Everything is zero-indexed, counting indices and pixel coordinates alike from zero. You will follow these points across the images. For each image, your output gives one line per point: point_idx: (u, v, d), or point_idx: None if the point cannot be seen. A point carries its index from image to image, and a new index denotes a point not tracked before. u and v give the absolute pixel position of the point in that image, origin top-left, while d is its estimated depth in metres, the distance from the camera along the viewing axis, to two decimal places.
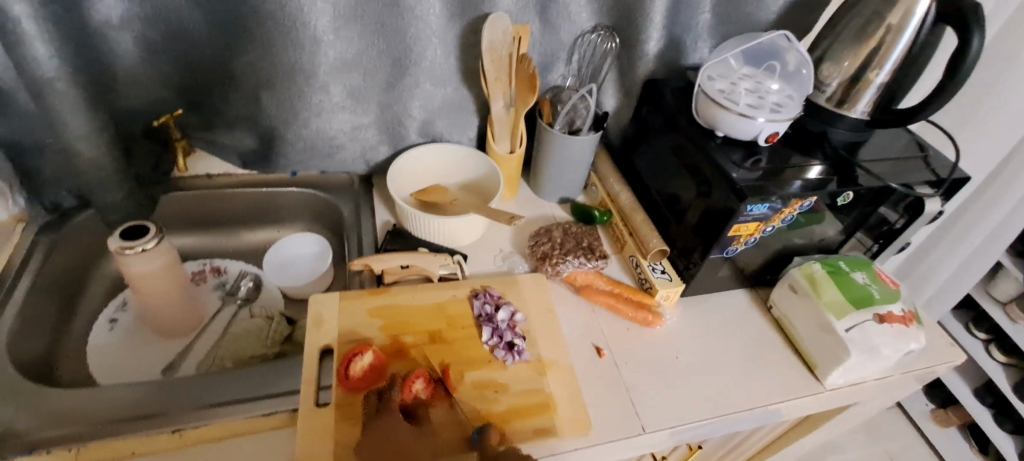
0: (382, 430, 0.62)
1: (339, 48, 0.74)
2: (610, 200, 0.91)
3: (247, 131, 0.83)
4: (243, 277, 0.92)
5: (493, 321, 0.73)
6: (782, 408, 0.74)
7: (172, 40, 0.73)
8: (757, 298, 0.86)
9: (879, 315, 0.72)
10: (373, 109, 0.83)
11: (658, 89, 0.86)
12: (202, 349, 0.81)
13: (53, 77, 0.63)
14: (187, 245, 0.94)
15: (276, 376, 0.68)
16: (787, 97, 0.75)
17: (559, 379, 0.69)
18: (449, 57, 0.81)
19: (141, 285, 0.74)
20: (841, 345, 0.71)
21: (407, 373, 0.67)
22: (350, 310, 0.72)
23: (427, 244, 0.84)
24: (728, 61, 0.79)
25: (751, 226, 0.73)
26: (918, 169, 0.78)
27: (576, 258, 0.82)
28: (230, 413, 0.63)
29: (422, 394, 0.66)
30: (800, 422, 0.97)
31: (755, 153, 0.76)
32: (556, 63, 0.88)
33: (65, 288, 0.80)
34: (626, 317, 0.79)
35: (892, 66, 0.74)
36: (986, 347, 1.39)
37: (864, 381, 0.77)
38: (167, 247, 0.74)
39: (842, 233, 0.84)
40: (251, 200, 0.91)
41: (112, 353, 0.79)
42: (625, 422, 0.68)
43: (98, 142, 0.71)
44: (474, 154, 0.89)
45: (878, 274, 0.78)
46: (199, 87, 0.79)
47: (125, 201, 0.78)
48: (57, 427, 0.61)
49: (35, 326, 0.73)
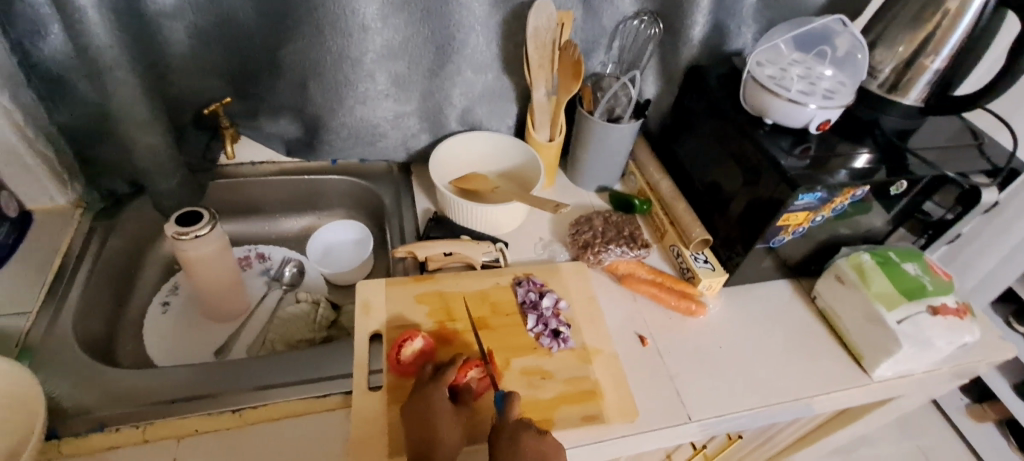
0: (424, 401, 0.60)
1: (386, 35, 0.75)
2: (649, 189, 0.90)
3: (292, 120, 0.85)
4: (287, 263, 0.94)
5: (538, 308, 0.73)
6: (828, 400, 0.74)
7: (223, 28, 0.75)
8: (801, 289, 0.85)
9: (933, 307, 0.71)
10: (416, 96, 0.84)
11: (701, 76, 0.85)
12: (251, 333, 0.84)
13: (114, 64, 0.67)
14: (234, 231, 0.97)
15: (327, 359, 0.70)
16: (839, 84, 0.74)
17: (604, 366, 0.70)
18: (491, 44, 0.81)
19: (196, 268, 0.75)
20: (892, 337, 0.70)
21: (466, 359, 0.67)
22: (396, 296, 0.73)
23: (470, 232, 0.84)
24: (777, 47, 0.77)
25: (801, 216, 0.72)
26: (973, 158, 0.76)
27: (618, 246, 0.83)
28: (286, 395, 0.65)
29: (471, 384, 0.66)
30: (833, 417, 0.95)
31: (804, 141, 0.74)
32: (598, 50, 0.88)
33: (123, 271, 0.83)
34: (668, 306, 0.79)
35: (949, 52, 0.72)
36: None
37: (911, 374, 0.76)
38: (221, 234, 0.75)
39: (890, 224, 0.82)
40: (294, 187, 0.94)
41: (167, 335, 0.82)
42: (670, 410, 0.68)
43: (155, 132, 0.75)
44: (513, 143, 0.89)
45: (930, 265, 0.77)
46: (247, 76, 0.80)
47: (179, 188, 0.82)
48: (119, 406, 0.63)
49: (97, 308, 0.77)
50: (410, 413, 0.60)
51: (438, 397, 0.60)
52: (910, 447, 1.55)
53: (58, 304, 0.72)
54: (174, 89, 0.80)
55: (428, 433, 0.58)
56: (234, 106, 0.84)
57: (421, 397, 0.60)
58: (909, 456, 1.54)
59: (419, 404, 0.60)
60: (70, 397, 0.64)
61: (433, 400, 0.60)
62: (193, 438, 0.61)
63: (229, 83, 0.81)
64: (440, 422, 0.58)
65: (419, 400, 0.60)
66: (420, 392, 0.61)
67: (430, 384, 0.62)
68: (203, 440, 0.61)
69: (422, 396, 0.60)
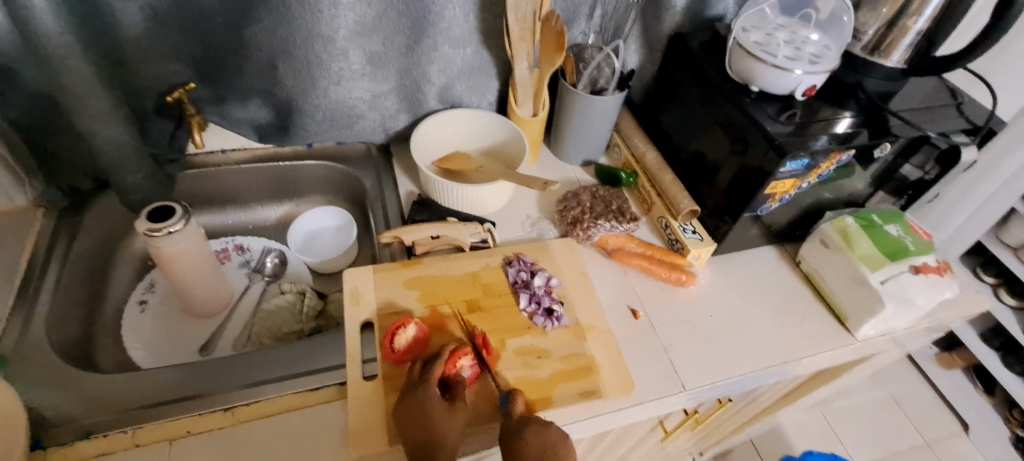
0: (417, 402, 0.58)
1: (358, 11, 0.72)
2: (635, 161, 0.89)
3: (263, 104, 0.81)
4: (268, 254, 0.92)
5: (530, 287, 0.73)
6: (815, 360, 0.75)
7: (182, 8, 0.69)
8: (786, 254, 0.86)
9: (914, 267, 0.73)
10: (392, 75, 0.81)
11: (685, 44, 0.83)
12: (235, 327, 0.82)
13: (65, 54, 0.63)
14: (208, 224, 0.93)
15: (318, 351, 0.69)
16: (825, 48, 0.73)
17: (599, 341, 0.70)
18: (469, 17, 0.78)
19: (173, 263, 0.72)
20: (876, 296, 0.72)
21: (455, 348, 0.65)
22: (385, 282, 0.72)
23: (456, 213, 0.82)
24: (763, 12, 0.77)
25: (788, 183, 0.72)
26: (952, 117, 0.77)
27: (608, 221, 0.82)
28: (278, 390, 0.64)
29: (464, 373, 0.64)
30: (814, 377, 0.96)
31: (790, 107, 0.74)
32: (578, 20, 0.86)
33: (93, 271, 0.80)
34: (659, 278, 0.79)
35: (932, 12, 0.70)
36: (995, 291, 1.40)
37: (893, 331, 0.79)
38: (196, 227, 0.72)
39: (870, 187, 0.83)
40: (269, 175, 0.91)
41: (147, 333, 0.80)
42: (665, 381, 0.69)
43: (117, 122, 0.71)
44: (496, 119, 0.86)
45: (911, 225, 0.79)
46: (211, 59, 0.75)
47: (146, 181, 0.78)
48: (101, 413, 0.61)
49: (68, 311, 0.73)
50: (405, 417, 0.58)
51: (430, 399, 0.58)
52: (883, 396, 1.63)
53: (28, 309, 0.69)
54: (134, 76, 0.75)
55: (427, 434, 0.56)
56: (200, 91, 0.79)
57: (415, 400, 0.59)
58: (883, 403, 1.62)
59: (413, 405, 0.58)
60: (52, 406, 0.61)
61: (427, 401, 0.58)
62: (186, 440, 0.59)
63: (194, 67, 0.76)
64: (438, 422, 0.57)
65: (410, 402, 0.59)
66: (413, 396, 0.59)
67: (420, 385, 0.60)
68: (196, 442, 0.59)
69: (415, 397, 0.59)
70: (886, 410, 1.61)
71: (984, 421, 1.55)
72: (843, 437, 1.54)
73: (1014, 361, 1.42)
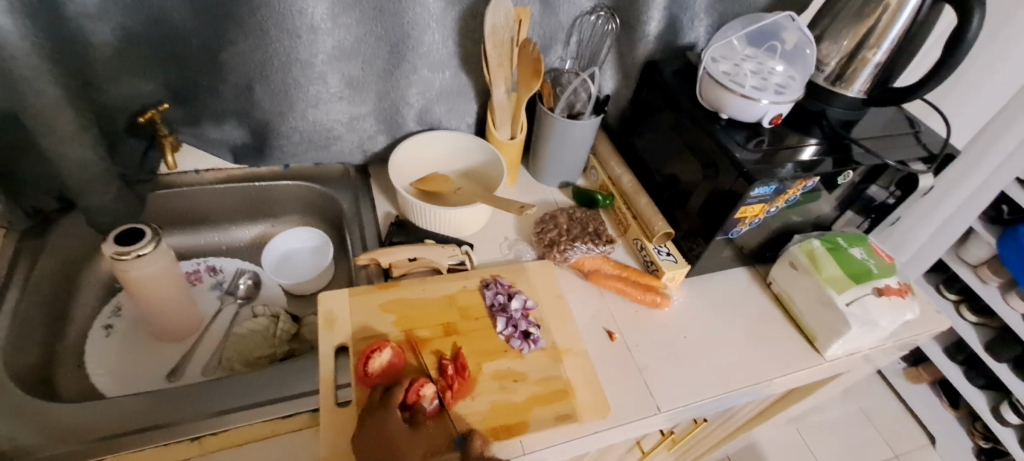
0: (380, 422, 0.60)
1: (337, 36, 0.72)
2: (611, 184, 0.91)
3: (238, 125, 0.80)
4: (241, 275, 0.90)
5: (507, 310, 0.73)
6: (785, 382, 0.77)
7: (155, 30, 0.69)
8: (757, 275, 0.88)
9: (878, 289, 0.75)
10: (371, 98, 0.81)
11: (658, 72, 0.86)
12: (205, 352, 0.80)
13: (32, 76, 0.61)
14: (180, 245, 0.92)
15: (292, 376, 0.67)
16: (790, 78, 0.76)
17: (575, 364, 0.70)
18: (447, 41, 0.79)
19: (141, 287, 0.70)
20: (841, 318, 0.74)
21: (415, 379, 0.64)
22: (362, 306, 0.71)
23: (434, 235, 0.82)
24: (731, 43, 0.80)
25: (757, 207, 0.75)
26: (911, 145, 0.81)
27: (584, 243, 0.83)
28: (248, 419, 0.63)
29: (426, 404, 0.63)
30: (788, 394, 0.99)
31: (758, 135, 0.77)
32: (555, 46, 0.87)
33: (56, 295, 0.78)
34: (634, 300, 0.80)
35: (890, 45, 0.74)
36: (957, 308, 1.45)
37: (858, 351, 0.81)
38: (164, 250, 0.70)
39: (837, 210, 0.86)
40: (245, 195, 0.90)
41: (112, 358, 0.78)
42: (640, 404, 0.70)
43: (84, 144, 0.69)
44: (474, 141, 0.87)
45: (874, 248, 0.82)
46: (186, 79, 0.74)
47: (115, 202, 0.76)
48: (59, 445, 0.59)
49: (29, 337, 0.71)
50: (365, 436, 0.59)
51: (392, 419, 0.60)
52: (855, 411, 1.67)
53: None
54: (105, 96, 0.74)
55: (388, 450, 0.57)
56: (173, 111, 0.78)
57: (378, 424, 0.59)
58: (855, 418, 1.66)
59: (374, 424, 0.59)
60: (8, 438, 0.59)
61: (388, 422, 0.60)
62: None
63: (167, 87, 0.75)
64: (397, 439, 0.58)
65: (372, 425, 0.60)
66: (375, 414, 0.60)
67: (380, 409, 0.61)
68: None
69: (377, 416, 0.60)
70: (858, 425, 1.64)
71: (950, 433, 1.60)
72: (818, 453, 1.56)
73: (976, 375, 1.48)
